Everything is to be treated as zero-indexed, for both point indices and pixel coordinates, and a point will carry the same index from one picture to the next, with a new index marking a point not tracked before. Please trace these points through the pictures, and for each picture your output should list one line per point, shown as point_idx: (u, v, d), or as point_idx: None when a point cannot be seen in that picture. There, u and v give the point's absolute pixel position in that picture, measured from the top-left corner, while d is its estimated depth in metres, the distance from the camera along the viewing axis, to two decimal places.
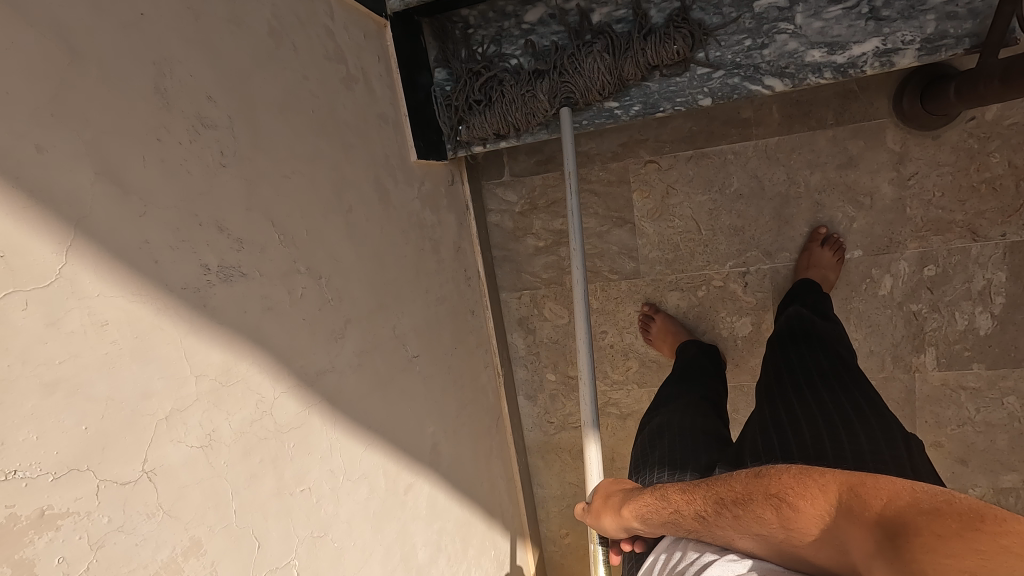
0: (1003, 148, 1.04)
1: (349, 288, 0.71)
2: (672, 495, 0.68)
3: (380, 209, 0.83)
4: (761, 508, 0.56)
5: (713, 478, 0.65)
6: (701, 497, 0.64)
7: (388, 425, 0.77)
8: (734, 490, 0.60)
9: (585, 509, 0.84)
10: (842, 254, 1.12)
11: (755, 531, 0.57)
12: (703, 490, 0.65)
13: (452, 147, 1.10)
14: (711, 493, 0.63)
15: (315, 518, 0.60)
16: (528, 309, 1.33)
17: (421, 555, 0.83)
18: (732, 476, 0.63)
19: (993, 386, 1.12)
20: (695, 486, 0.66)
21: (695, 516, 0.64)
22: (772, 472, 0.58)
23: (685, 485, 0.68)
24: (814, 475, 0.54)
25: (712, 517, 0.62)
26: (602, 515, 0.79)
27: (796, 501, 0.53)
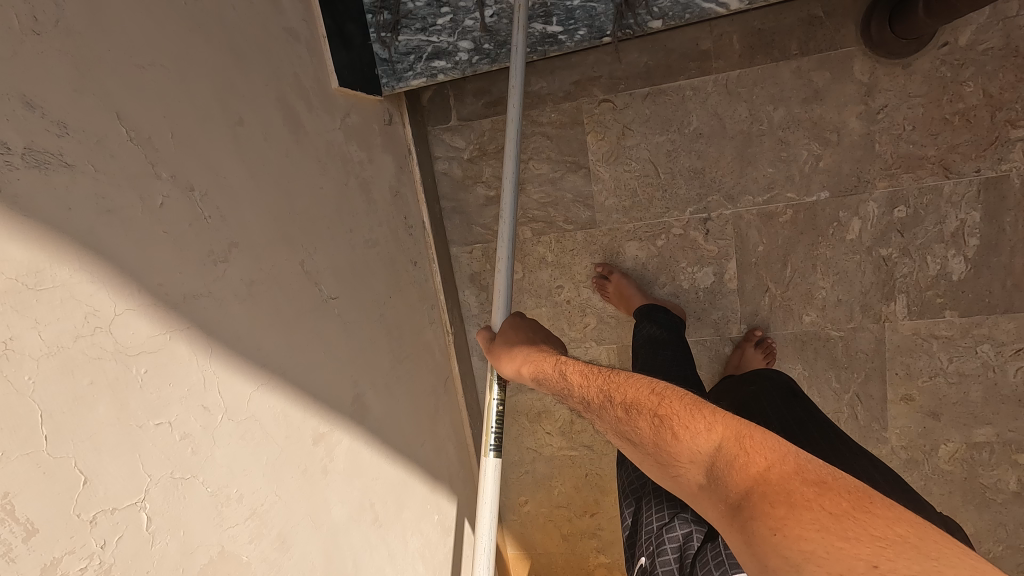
0: (978, 76, 0.96)
1: (238, 211, 0.63)
2: (575, 375, 0.67)
3: (287, 134, 0.74)
4: (644, 420, 0.54)
5: (619, 377, 0.64)
6: (597, 388, 0.63)
7: (292, 367, 0.69)
8: (629, 399, 0.58)
9: (486, 341, 0.83)
10: (773, 357, 1.11)
11: (627, 435, 0.55)
12: (604, 383, 0.63)
13: (386, 83, 1.02)
14: (608, 390, 0.62)
15: (177, 457, 0.52)
16: (481, 264, 1.25)
17: (337, 513, 0.75)
18: (637, 382, 0.61)
19: (967, 333, 1.06)
20: (600, 377, 0.65)
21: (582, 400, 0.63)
22: (672, 398, 0.56)
23: (593, 372, 0.67)
24: (710, 411, 0.52)
25: (597, 408, 0.61)
26: (506, 359, 0.78)
27: (679, 428, 0.51)
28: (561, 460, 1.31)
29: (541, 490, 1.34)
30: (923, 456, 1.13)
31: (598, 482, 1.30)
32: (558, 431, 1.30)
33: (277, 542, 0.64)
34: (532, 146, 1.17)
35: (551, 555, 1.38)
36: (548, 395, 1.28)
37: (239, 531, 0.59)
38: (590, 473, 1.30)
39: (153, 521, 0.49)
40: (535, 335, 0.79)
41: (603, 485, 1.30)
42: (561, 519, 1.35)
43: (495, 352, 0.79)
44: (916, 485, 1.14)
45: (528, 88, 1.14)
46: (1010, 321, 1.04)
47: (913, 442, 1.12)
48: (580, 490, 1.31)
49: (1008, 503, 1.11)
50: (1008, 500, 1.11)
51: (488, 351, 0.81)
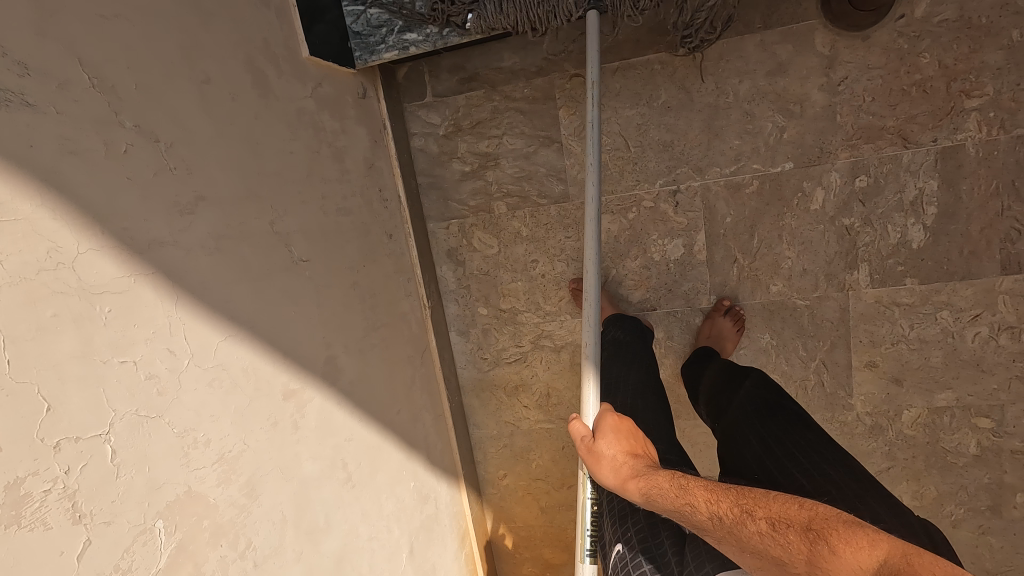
0: (934, 48, 1.00)
1: (204, 166, 0.65)
2: (690, 486, 0.65)
3: (256, 96, 0.76)
4: (795, 537, 0.55)
5: (746, 491, 0.63)
6: (724, 500, 0.62)
7: (261, 322, 0.71)
8: (769, 511, 0.58)
9: (580, 438, 0.77)
10: (742, 325, 1.14)
11: (774, 552, 0.55)
12: (731, 496, 0.62)
13: (359, 56, 1.03)
14: (740, 503, 0.61)
15: (143, 395, 0.54)
16: (457, 240, 1.27)
17: (308, 468, 0.77)
18: (769, 496, 0.60)
19: (927, 300, 1.09)
20: (721, 490, 0.63)
21: (706, 514, 0.62)
22: (815, 509, 0.57)
23: (711, 484, 0.65)
24: (867, 528, 0.52)
25: (731, 523, 0.59)
26: (605, 464, 0.72)
27: (837, 541, 0.52)
28: (538, 434, 1.33)
29: (520, 464, 1.36)
30: (887, 421, 1.16)
31: (575, 454, 1.32)
32: (535, 405, 1.32)
33: (246, 489, 0.66)
34: (506, 121, 1.19)
35: (530, 528, 1.40)
36: (525, 369, 1.30)
37: (207, 474, 0.61)
38: (567, 445, 1.32)
39: (118, 455, 0.51)
40: (634, 436, 0.75)
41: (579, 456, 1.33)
42: (539, 492, 1.37)
43: (592, 453, 0.74)
44: (881, 451, 1.18)
45: (501, 64, 1.16)
46: (967, 287, 1.07)
47: (877, 408, 1.16)
48: (558, 463, 1.34)
49: (968, 466, 1.15)
50: (968, 463, 1.15)
51: (580, 451, 0.76)
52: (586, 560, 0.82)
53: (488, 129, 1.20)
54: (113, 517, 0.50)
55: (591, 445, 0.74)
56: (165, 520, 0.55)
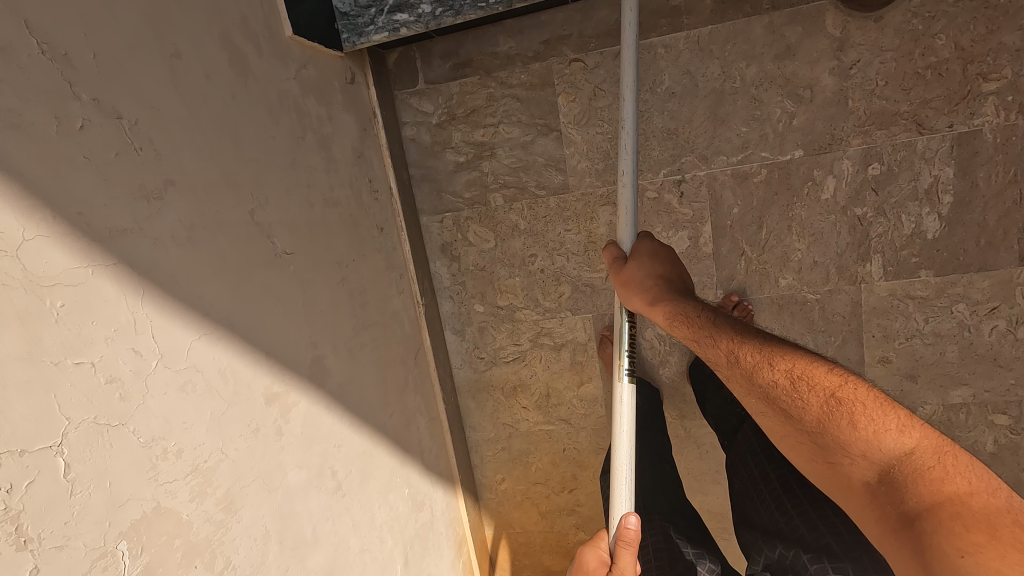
0: (949, 29, 0.95)
1: (174, 148, 0.59)
2: (721, 332, 0.70)
3: (232, 74, 0.70)
4: (815, 400, 0.60)
5: (774, 342, 0.68)
6: (749, 348, 0.67)
7: (239, 319, 0.65)
8: (794, 369, 0.63)
9: (611, 262, 0.81)
10: (750, 321, 1.10)
11: (787, 407, 0.62)
12: (758, 346, 0.67)
13: (347, 38, 0.97)
14: (765, 353, 0.66)
15: (102, 402, 0.48)
16: (452, 234, 1.21)
17: (293, 478, 0.71)
18: (798, 356, 0.65)
19: (942, 293, 1.05)
20: (753, 338, 0.68)
21: (730, 357, 0.68)
22: (847, 379, 0.61)
23: (740, 327, 0.71)
24: (902, 414, 0.56)
25: (752, 370, 0.66)
26: (633, 290, 0.77)
27: (860, 419, 0.57)
28: (537, 436, 1.28)
29: (519, 468, 1.31)
30: None
31: (576, 457, 1.27)
32: (534, 405, 1.26)
33: (224, 504, 0.60)
34: (502, 109, 1.13)
35: (530, 534, 1.35)
36: (523, 368, 1.25)
37: (179, 488, 0.55)
38: (568, 447, 1.27)
39: (72, 469, 0.45)
40: (667, 263, 0.79)
41: (581, 459, 1.27)
42: (538, 496, 1.32)
43: (620, 275, 0.78)
44: None
45: (496, 49, 1.11)
46: (984, 279, 1.03)
47: None
48: (558, 466, 1.28)
49: (984, 465, 1.11)
50: (985, 461, 1.10)
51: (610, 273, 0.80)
52: (625, 381, 0.77)
53: (483, 118, 1.14)
54: (66, 540, 0.45)
55: (620, 268, 0.79)
56: (130, 542, 0.49)
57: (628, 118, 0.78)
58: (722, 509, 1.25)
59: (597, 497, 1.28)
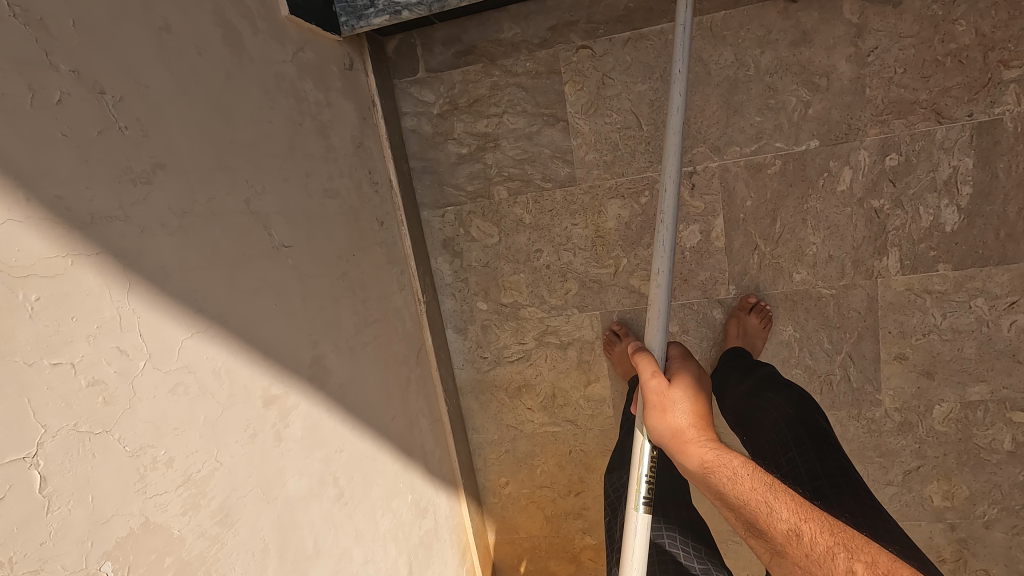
0: (970, 15, 0.92)
1: (163, 129, 0.54)
2: (773, 497, 0.62)
3: (226, 52, 0.65)
4: None
5: (837, 524, 0.59)
6: (811, 522, 0.59)
7: (235, 316, 0.60)
8: (866, 560, 0.54)
9: (644, 372, 0.72)
10: (770, 322, 1.07)
11: None
12: (823, 522, 0.59)
13: (345, 22, 0.93)
14: (828, 534, 0.58)
15: (84, 408, 0.43)
16: (453, 229, 1.17)
17: (294, 486, 0.66)
18: (872, 545, 0.56)
19: (960, 287, 1.02)
20: (815, 515, 0.60)
21: (784, 525, 0.60)
22: None
23: (795, 496, 0.63)
24: None
25: (814, 551, 0.57)
26: (671, 418, 0.68)
27: None
28: (543, 438, 1.24)
29: (523, 471, 1.27)
30: (918, 417, 1.09)
31: (582, 459, 1.23)
32: (539, 407, 1.22)
33: (219, 516, 0.55)
34: (506, 98, 1.09)
35: (534, 539, 1.30)
36: (527, 368, 1.20)
37: (169, 501, 0.50)
38: (574, 450, 1.23)
39: (49, 483, 0.40)
40: (704, 398, 0.71)
41: (587, 461, 1.23)
42: (543, 500, 1.27)
43: (660, 395, 0.70)
44: (911, 449, 1.11)
45: (500, 35, 1.06)
46: (1004, 273, 1.00)
47: (906, 404, 1.08)
48: (564, 468, 1.24)
49: (1003, 463, 1.08)
50: (1004, 460, 1.08)
51: (647, 388, 0.71)
52: (640, 512, 0.70)
53: (486, 108, 1.10)
54: (42, 563, 0.40)
55: (662, 386, 0.70)
56: (116, 562, 0.44)
57: (669, 211, 0.71)
58: None
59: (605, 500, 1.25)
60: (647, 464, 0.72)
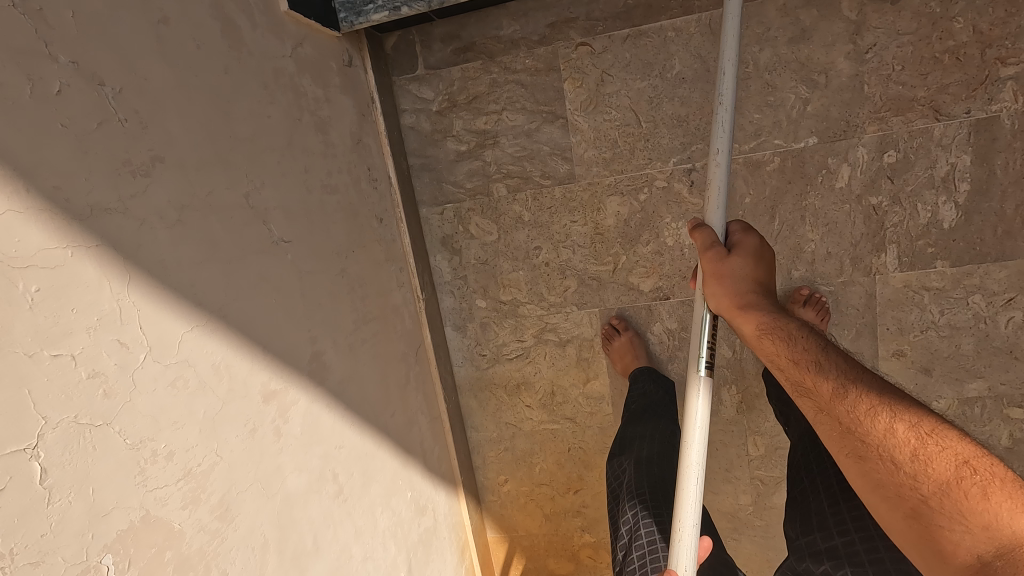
0: (968, 12, 0.93)
1: (162, 121, 0.54)
2: (825, 358, 0.63)
3: (224, 45, 0.65)
4: (942, 465, 0.53)
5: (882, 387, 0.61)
6: (860, 383, 0.60)
7: (234, 310, 0.60)
8: (913, 421, 0.57)
9: (705, 246, 0.69)
10: (825, 315, 1.04)
11: (897, 457, 0.55)
12: (872, 383, 0.60)
13: (345, 18, 0.93)
14: (878, 395, 0.59)
15: (85, 400, 0.43)
16: (452, 226, 1.16)
17: (293, 482, 0.66)
18: (918, 406, 0.58)
19: (958, 284, 1.02)
20: (863, 374, 0.61)
21: (833, 385, 0.61)
22: (972, 450, 0.54)
23: (844, 357, 0.64)
24: None
25: (864, 410, 0.58)
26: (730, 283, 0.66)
27: (996, 494, 0.50)
28: (542, 435, 1.23)
29: (521, 469, 1.26)
30: None
31: (581, 457, 1.23)
32: (538, 404, 1.22)
33: (218, 511, 0.54)
34: (505, 95, 1.09)
35: (533, 537, 1.30)
36: (526, 366, 1.20)
37: (169, 495, 0.50)
38: (573, 447, 1.23)
39: (49, 475, 0.40)
40: (766, 267, 0.69)
41: (586, 459, 1.23)
42: (542, 498, 1.27)
43: (718, 265, 0.67)
44: None
45: (499, 32, 1.06)
46: (1001, 269, 1.01)
47: None
48: (563, 466, 1.24)
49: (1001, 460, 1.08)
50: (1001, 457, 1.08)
51: (705, 257, 0.68)
52: (701, 375, 0.67)
53: (485, 105, 1.10)
54: (42, 555, 0.39)
55: (720, 256, 0.67)
56: (115, 556, 0.44)
57: (727, 95, 0.71)
58: (732, 509, 1.22)
59: (603, 498, 1.24)
60: (706, 333, 0.69)
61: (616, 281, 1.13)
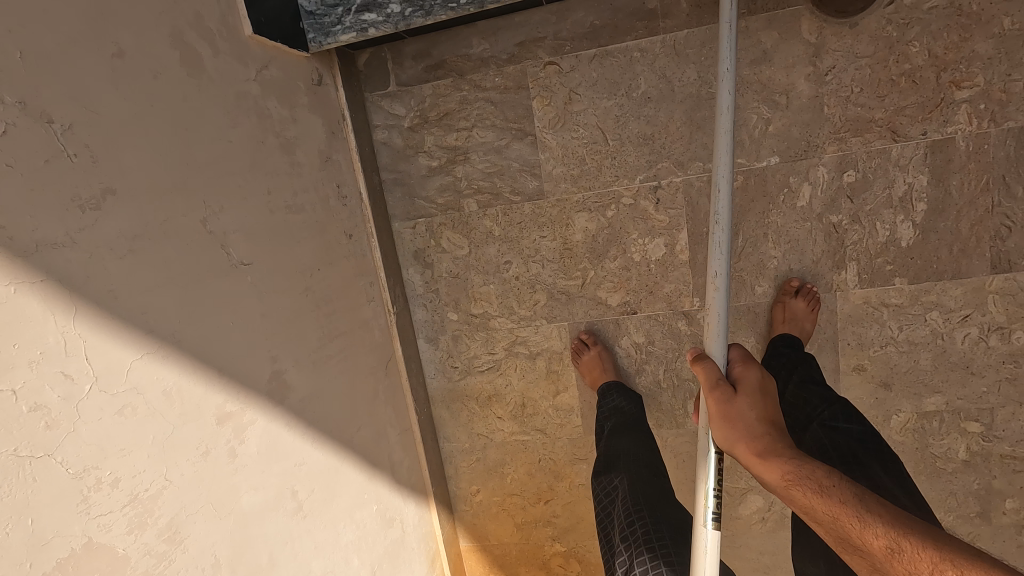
0: (923, 36, 0.95)
1: (115, 153, 0.55)
2: (867, 513, 0.61)
3: (184, 74, 0.66)
4: None
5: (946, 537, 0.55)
6: (912, 538, 0.57)
7: (189, 336, 0.61)
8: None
9: (708, 382, 0.73)
10: (816, 304, 1.05)
11: None
12: (922, 536, 0.56)
13: (313, 38, 0.93)
14: (934, 548, 0.54)
15: (23, 433, 0.44)
16: (424, 240, 1.18)
17: (248, 501, 0.67)
18: (994, 563, 0.50)
19: (916, 301, 1.05)
20: (916, 528, 0.57)
21: (880, 543, 0.58)
22: None
23: (895, 510, 0.60)
24: None
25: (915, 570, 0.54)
26: (738, 426, 0.70)
27: None
28: (513, 446, 1.25)
29: (493, 479, 1.28)
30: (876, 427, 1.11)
31: (552, 467, 1.25)
32: (509, 415, 1.24)
33: (167, 534, 0.56)
34: (476, 112, 1.10)
35: (505, 546, 1.32)
36: (498, 378, 1.22)
37: (114, 521, 0.51)
38: (544, 458, 1.25)
39: None
40: (769, 400, 0.73)
41: (557, 469, 1.25)
42: (514, 508, 1.29)
43: (722, 408, 0.71)
44: None
45: (469, 50, 1.08)
46: (957, 287, 1.03)
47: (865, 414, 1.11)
48: (534, 476, 1.26)
49: (957, 472, 1.11)
50: (958, 469, 1.11)
51: (709, 399, 0.72)
52: (709, 526, 0.72)
53: (456, 121, 1.11)
54: None
55: (724, 398, 0.71)
56: None
57: (723, 215, 0.77)
58: None
59: (573, 508, 1.27)
60: (715, 475, 0.73)
61: (584, 295, 1.15)
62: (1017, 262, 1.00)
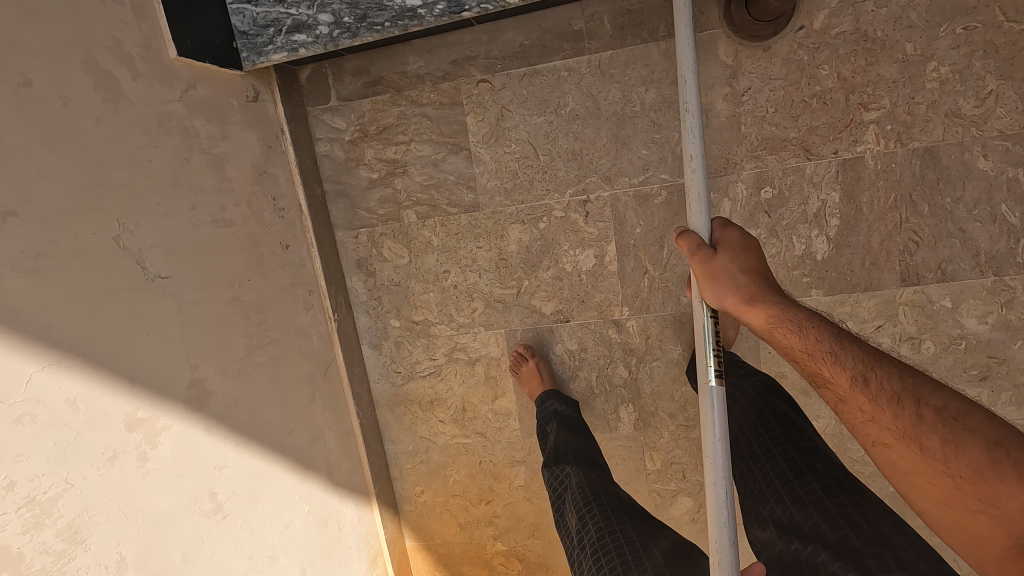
0: (832, 60, 0.99)
1: (20, 180, 0.59)
2: (842, 346, 0.63)
3: (100, 99, 0.70)
4: (974, 449, 0.54)
5: (901, 367, 0.62)
6: (878, 370, 0.61)
7: (97, 348, 0.65)
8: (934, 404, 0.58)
9: (691, 248, 0.70)
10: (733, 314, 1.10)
11: (927, 439, 0.57)
12: (888, 367, 0.61)
13: (246, 57, 0.97)
14: (897, 379, 0.60)
15: None
16: (366, 250, 1.22)
17: (160, 503, 0.71)
18: (939, 387, 0.59)
19: (832, 311, 1.09)
20: (878, 358, 0.62)
21: (853, 374, 0.61)
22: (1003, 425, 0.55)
23: (857, 343, 0.64)
24: None
25: (885, 398, 0.60)
26: (724, 282, 0.67)
27: None
28: (455, 448, 1.29)
29: (437, 480, 1.32)
30: None
31: (492, 469, 1.29)
32: (451, 419, 1.28)
33: (66, 533, 0.60)
34: (413, 127, 1.14)
35: (449, 545, 1.36)
36: (439, 383, 1.26)
37: (9, 522, 0.55)
38: (484, 460, 1.29)
39: None
40: (752, 254, 0.70)
41: (497, 471, 1.29)
42: (457, 508, 1.33)
43: (709, 266, 0.68)
44: None
45: (406, 68, 1.12)
46: (870, 298, 1.07)
47: None
48: (476, 477, 1.30)
49: (873, 476, 1.15)
50: (875, 472, 1.15)
51: (696, 260, 0.68)
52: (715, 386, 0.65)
53: (394, 136, 1.15)
54: None
55: (708, 259, 0.68)
56: None
57: (693, 104, 0.69)
58: None
59: (514, 507, 1.31)
60: (710, 336, 0.69)
61: (519, 304, 1.19)
62: (925, 275, 1.05)
